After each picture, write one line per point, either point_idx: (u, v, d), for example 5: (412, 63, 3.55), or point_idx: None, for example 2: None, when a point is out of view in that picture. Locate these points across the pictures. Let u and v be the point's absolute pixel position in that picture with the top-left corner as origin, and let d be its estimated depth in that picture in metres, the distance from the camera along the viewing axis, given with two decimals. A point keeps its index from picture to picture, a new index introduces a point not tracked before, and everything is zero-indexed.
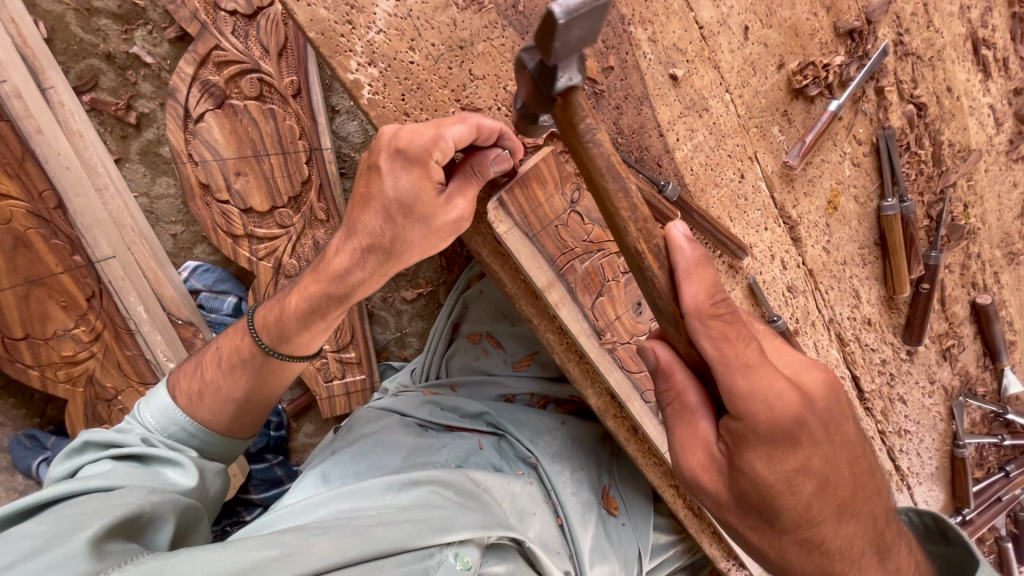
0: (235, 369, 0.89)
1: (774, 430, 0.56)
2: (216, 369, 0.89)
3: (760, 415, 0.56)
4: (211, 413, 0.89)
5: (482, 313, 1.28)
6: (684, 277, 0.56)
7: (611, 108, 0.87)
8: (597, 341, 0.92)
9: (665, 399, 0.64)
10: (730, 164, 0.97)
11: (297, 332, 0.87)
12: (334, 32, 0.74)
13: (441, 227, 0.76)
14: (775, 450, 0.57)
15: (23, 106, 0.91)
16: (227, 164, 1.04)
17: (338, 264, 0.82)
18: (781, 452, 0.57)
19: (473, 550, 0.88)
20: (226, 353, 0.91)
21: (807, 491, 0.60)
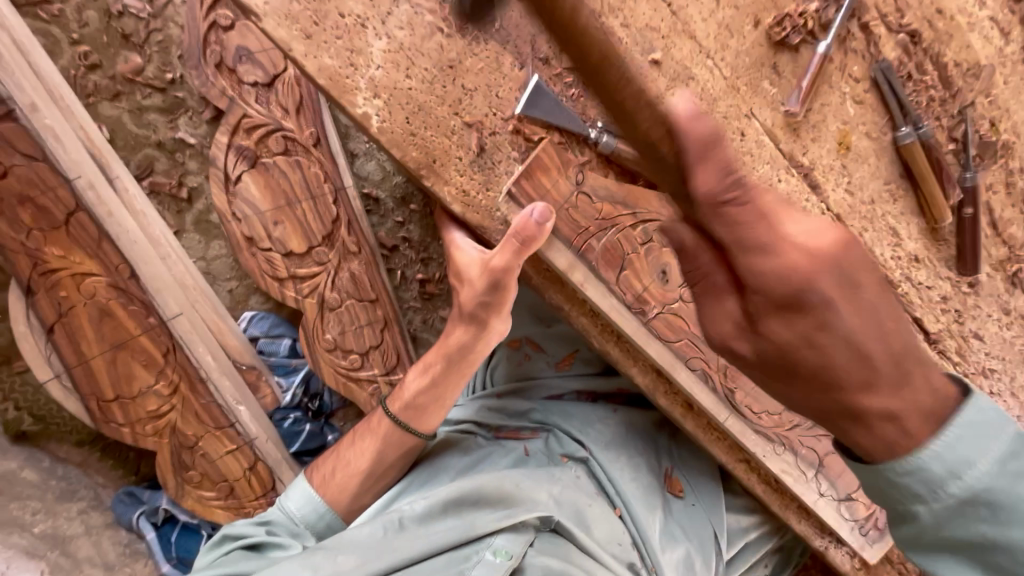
0: (366, 442, 0.98)
1: (783, 282, 0.60)
2: (352, 448, 0.98)
3: (771, 279, 0.60)
4: (345, 491, 0.96)
5: (518, 319, 1.27)
6: (696, 164, 0.57)
7: (599, 94, 0.91)
8: (629, 315, 0.94)
9: (693, 280, 0.68)
10: (728, 124, 0.97)
11: (428, 408, 0.97)
12: (340, 75, 0.81)
13: (499, 289, 0.88)
14: (788, 312, 0.61)
15: (97, 197, 1.04)
16: (266, 216, 1.15)
17: (453, 340, 0.95)
18: (790, 312, 0.61)
19: (508, 541, 0.89)
20: (360, 434, 1.00)
21: (838, 354, 0.61)
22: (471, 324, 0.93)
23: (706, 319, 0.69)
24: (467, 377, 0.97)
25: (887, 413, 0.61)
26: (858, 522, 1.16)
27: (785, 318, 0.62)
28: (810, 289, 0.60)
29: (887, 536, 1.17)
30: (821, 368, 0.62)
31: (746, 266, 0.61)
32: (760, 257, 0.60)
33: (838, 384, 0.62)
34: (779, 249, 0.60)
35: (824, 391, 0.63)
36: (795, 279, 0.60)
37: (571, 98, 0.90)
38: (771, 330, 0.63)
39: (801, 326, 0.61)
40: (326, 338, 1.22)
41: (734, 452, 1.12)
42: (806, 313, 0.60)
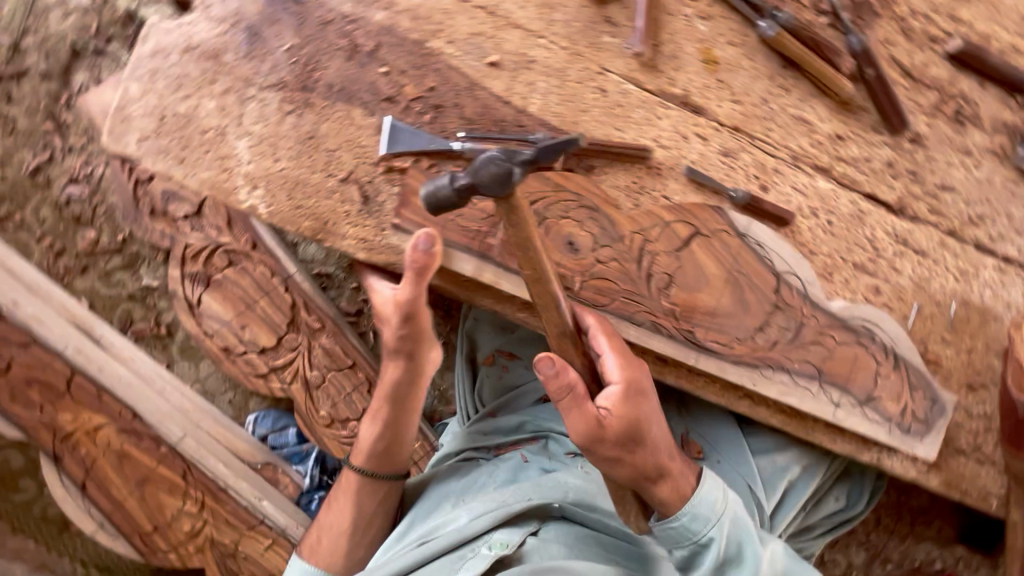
0: (343, 502, 1.06)
1: (630, 383, 0.84)
2: (333, 511, 1.07)
3: (619, 377, 0.85)
4: (337, 551, 1.05)
5: (487, 336, 1.29)
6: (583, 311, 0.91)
7: (451, 110, 0.97)
8: None
9: (561, 392, 0.79)
10: (584, 87, 1.01)
11: (388, 450, 1.05)
12: (219, 182, 0.92)
13: (413, 318, 0.92)
14: (631, 395, 0.83)
15: (86, 356, 1.19)
16: (233, 324, 1.27)
17: (389, 382, 1.02)
18: (634, 396, 0.84)
19: (505, 534, 0.97)
20: (337, 495, 1.08)
21: (651, 440, 0.84)
22: (394, 363, 1.00)
23: (571, 418, 0.80)
24: (414, 411, 1.05)
25: (680, 476, 0.87)
26: (896, 421, 1.06)
27: (630, 402, 0.83)
28: (643, 387, 0.85)
29: (935, 426, 1.07)
30: (649, 454, 0.84)
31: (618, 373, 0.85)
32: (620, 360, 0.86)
33: (659, 459, 0.85)
34: (629, 362, 0.86)
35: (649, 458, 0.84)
36: (636, 383, 0.85)
37: (427, 123, 0.96)
38: (628, 412, 0.82)
39: (642, 404, 0.84)
40: (321, 415, 1.29)
41: (734, 391, 1.05)
42: (643, 398, 0.84)
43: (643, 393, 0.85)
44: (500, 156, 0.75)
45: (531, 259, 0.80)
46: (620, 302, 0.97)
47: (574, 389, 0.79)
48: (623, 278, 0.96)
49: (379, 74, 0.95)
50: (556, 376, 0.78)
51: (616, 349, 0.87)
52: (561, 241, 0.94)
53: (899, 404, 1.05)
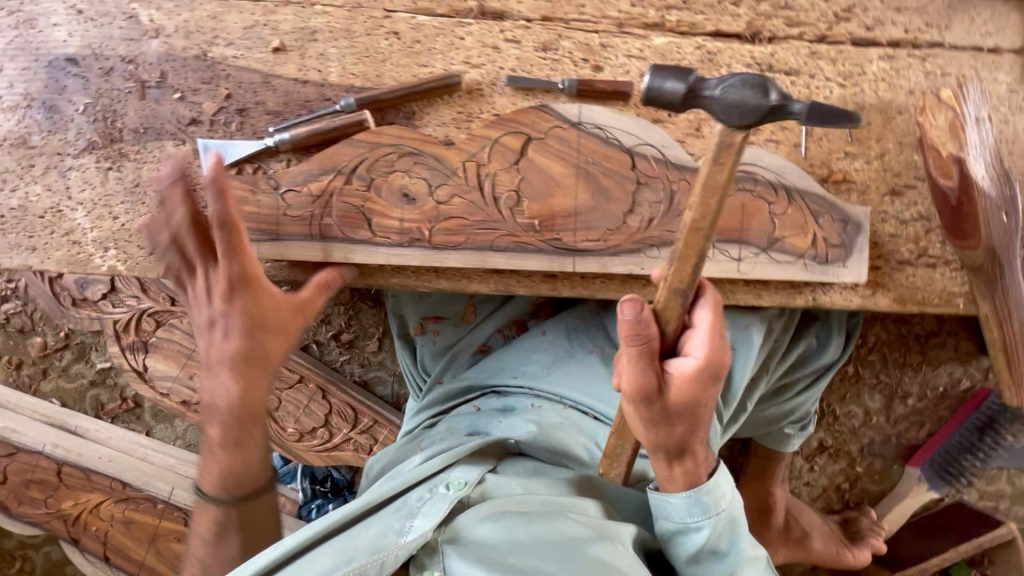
0: (215, 535, 0.82)
1: (709, 368, 0.67)
2: (207, 552, 0.82)
3: (699, 365, 0.67)
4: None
5: (411, 309, 1.31)
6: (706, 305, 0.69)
7: (255, 108, 0.97)
8: (411, 250, 0.94)
9: (641, 339, 0.64)
10: (376, 36, 0.98)
11: (248, 455, 0.83)
12: (73, 254, 0.96)
13: (235, 267, 0.78)
14: (702, 376, 0.67)
15: (66, 448, 1.31)
16: (181, 377, 1.33)
17: (222, 373, 0.81)
18: (705, 373, 0.67)
19: (464, 471, 0.86)
20: (209, 536, 0.82)
21: (689, 424, 0.72)
22: (219, 361, 0.81)
23: (631, 369, 0.67)
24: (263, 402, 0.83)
25: (688, 460, 0.76)
26: (812, 255, 1.00)
27: (695, 380, 0.67)
28: (720, 374, 0.69)
29: (857, 247, 1.00)
30: (686, 428, 0.72)
31: (704, 356, 0.67)
32: (717, 349, 0.67)
33: (683, 438, 0.73)
34: (720, 362, 0.68)
35: (678, 435, 0.72)
36: (715, 367, 0.68)
37: (238, 130, 0.96)
38: (684, 390, 0.68)
39: (708, 385, 0.69)
40: (290, 432, 1.37)
41: (634, 282, 1.01)
42: (714, 385, 0.69)
43: (717, 382, 0.69)
44: (749, 86, 0.57)
45: (698, 228, 0.63)
46: (478, 234, 0.95)
47: (647, 346, 0.64)
48: (472, 210, 0.94)
49: (176, 100, 0.96)
50: (642, 318, 0.63)
51: (714, 329, 0.68)
52: (395, 195, 0.93)
53: (808, 236, 0.99)
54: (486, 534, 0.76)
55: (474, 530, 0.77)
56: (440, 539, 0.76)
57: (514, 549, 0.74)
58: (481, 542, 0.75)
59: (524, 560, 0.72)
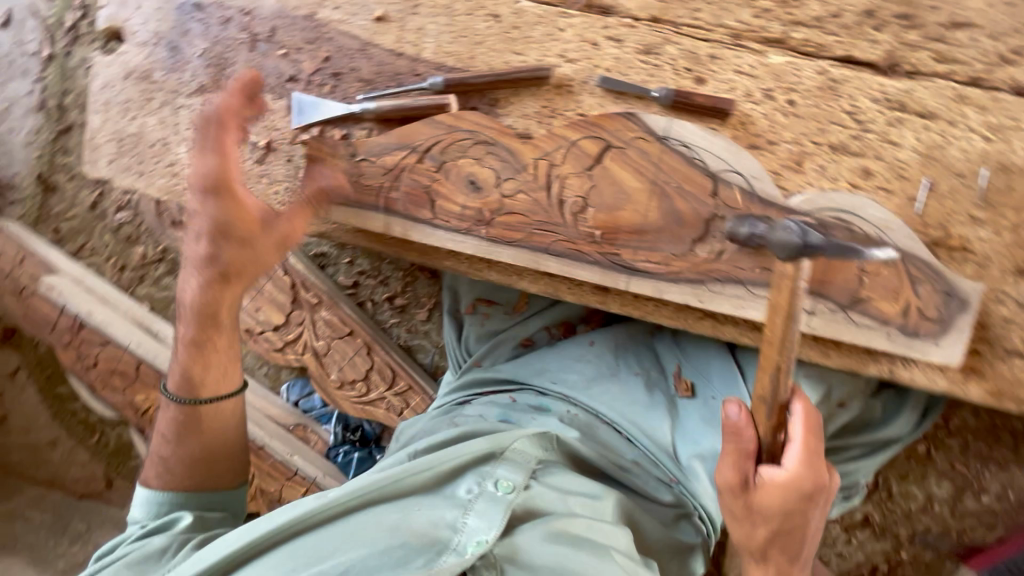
0: (184, 437, 0.96)
1: (794, 477, 0.80)
2: (171, 450, 0.97)
3: (785, 471, 0.80)
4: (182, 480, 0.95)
5: (467, 287, 1.32)
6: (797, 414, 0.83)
7: (348, 74, 0.99)
8: (468, 239, 0.96)
9: (731, 431, 0.84)
10: (475, 17, 0.96)
11: (206, 364, 0.97)
12: (172, 185, 1.06)
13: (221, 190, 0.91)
14: (790, 484, 0.80)
15: (145, 348, 1.46)
16: (249, 308, 1.46)
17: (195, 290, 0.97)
18: (792, 483, 0.80)
19: (511, 472, 0.86)
20: (170, 437, 0.97)
21: (772, 525, 0.83)
22: (194, 274, 0.97)
23: (723, 460, 0.85)
24: (227, 320, 0.98)
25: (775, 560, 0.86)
26: (897, 325, 0.90)
27: (786, 486, 0.80)
28: (809, 482, 0.80)
29: (958, 328, 0.88)
30: (772, 532, 0.83)
31: (792, 463, 0.81)
32: (803, 454, 0.81)
33: (772, 538, 0.84)
34: (811, 469, 0.81)
35: (771, 537, 0.83)
36: (801, 475, 0.80)
37: (329, 92, 1.00)
38: (771, 495, 0.81)
39: (794, 494, 0.80)
40: (332, 379, 1.45)
41: (691, 313, 0.96)
42: (806, 492, 0.81)
43: (808, 488, 0.81)
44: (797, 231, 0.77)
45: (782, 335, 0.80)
46: (537, 235, 0.93)
47: (740, 447, 0.83)
48: (537, 211, 0.93)
49: (279, 57, 1.01)
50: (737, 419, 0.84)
51: (808, 442, 0.81)
52: (462, 181, 0.94)
53: (898, 304, 0.89)
54: (535, 552, 0.78)
55: (532, 551, 0.79)
56: (496, 550, 0.78)
57: None
58: (532, 561, 0.78)
59: None
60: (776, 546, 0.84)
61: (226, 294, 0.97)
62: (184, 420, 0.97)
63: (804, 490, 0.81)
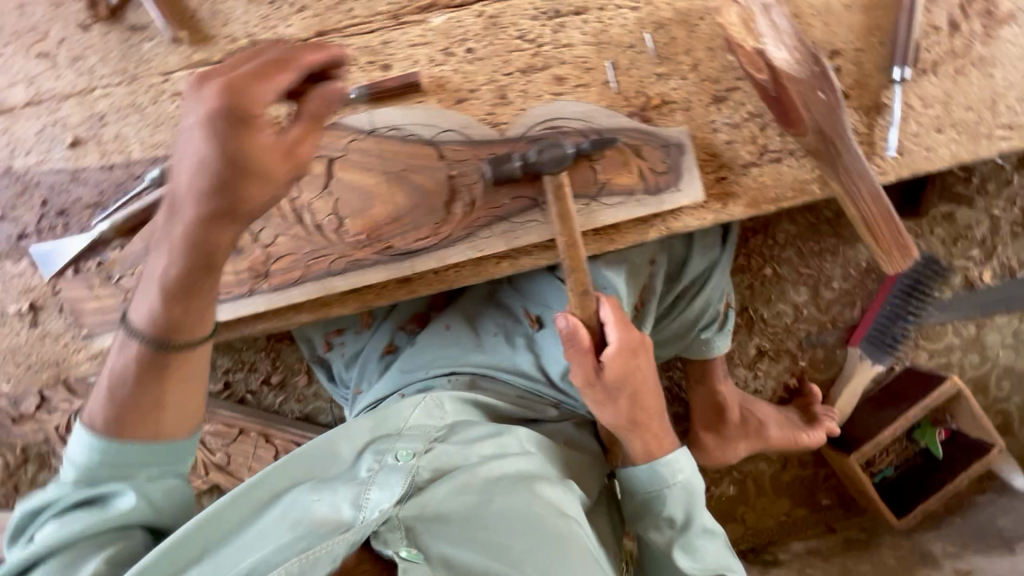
0: (154, 382, 0.82)
1: (624, 350, 0.95)
2: (140, 392, 0.82)
3: (617, 349, 0.95)
4: (149, 433, 0.82)
5: (317, 330, 1.36)
6: (603, 303, 0.97)
7: (73, 205, 0.99)
8: (252, 296, 0.96)
9: (568, 341, 0.95)
10: (161, 101, 0.98)
11: (149, 411, 0.82)
12: None
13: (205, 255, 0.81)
14: (625, 356, 0.95)
15: None
16: None
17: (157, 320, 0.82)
18: (626, 355, 0.95)
19: (409, 443, 0.92)
20: (143, 373, 0.82)
21: (629, 402, 0.97)
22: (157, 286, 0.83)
23: (574, 368, 0.95)
24: (163, 383, 0.82)
25: (645, 431, 0.99)
26: (640, 190, 1.01)
27: (625, 359, 0.95)
28: (637, 349, 0.97)
29: (686, 168, 1.01)
30: (633, 406, 0.97)
31: (620, 341, 0.95)
32: (623, 329, 0.96)
33: (635, 413, 0.98)
34: (632, 339, 0.96)
35: (635, 409, 0.98)
36: (630, 346, 0.96)
37: (65, 231, 1.00)
38: (618, 372, 0.95)
39: (631, 363, 0.96)
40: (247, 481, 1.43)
41: (490, 259, 1.00)
42: (638, 359, 0.97)
43: (639, 352, 0.97)
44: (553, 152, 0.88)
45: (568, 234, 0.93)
46: (316, 261, 0.96)
47: (583, 341, 0.94)
48: (302, 241, 0.96)
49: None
50: (567, 328, 0.95)
51: (619, 316, 0.98)
52: None
53: (631, 172, 1.00)
54: (438, 502, 0.85)
55: (436, 503, 0.85)
56: (402, 515, 0.83)
57: (473, 522, 0.83)
58: (436, 511, 0.84)
59: (489, 532, 0.82)
60: (639, 418, 0.98)
61: (161, 396, 0.82)
62: (145, 366, 0.82)
63: (635, 356, 0.96)
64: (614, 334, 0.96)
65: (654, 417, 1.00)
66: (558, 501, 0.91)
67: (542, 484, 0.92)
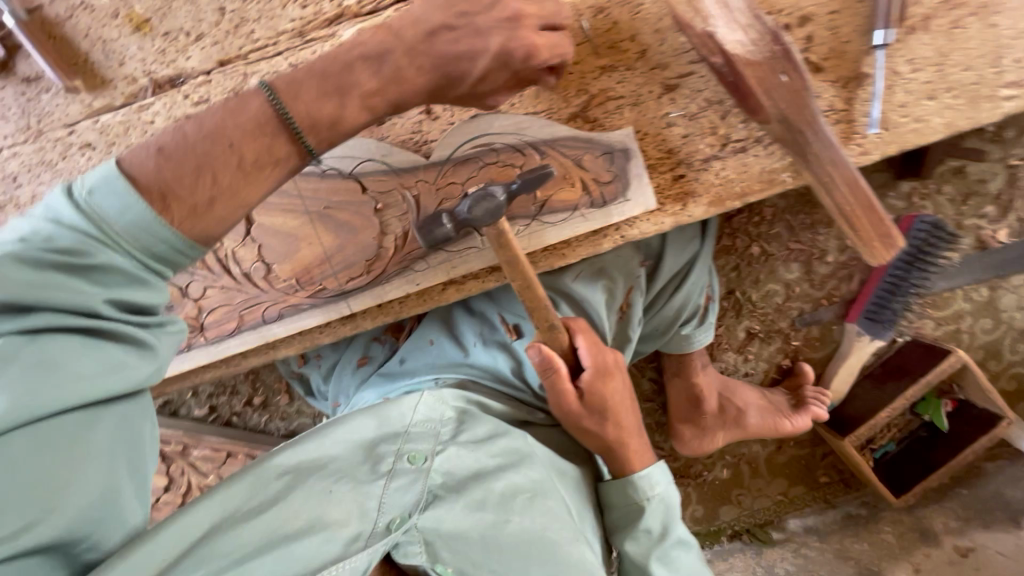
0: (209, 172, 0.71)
1: (600, 370, 0.93)
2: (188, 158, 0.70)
3: (593, 369, 0.93)
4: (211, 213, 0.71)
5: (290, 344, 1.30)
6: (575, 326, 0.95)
7: None
8: (199, 348, 0.94)
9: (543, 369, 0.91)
10: (68, 155, 0.92)
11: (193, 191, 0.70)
12: None
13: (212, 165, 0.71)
14: (602, 376, 0.93)
15: None
16: None
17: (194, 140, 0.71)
18: (603, 376, 0.94)
19: (421, 445, 0.87)
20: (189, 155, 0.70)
21: (610, 420, 0.95)
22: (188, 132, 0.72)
23: (553, 395, 0.92)
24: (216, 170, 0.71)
25: (629, 447, 0.97)
26: (584, 203, 0.94)
27: (602, 379, 0.93)
28: (613, 367, 0.95)
29: (633, 177, 0.93)
30: (615, 424, 0.95)
31: (595, 361, 0.93)
32: (597, 349, 0.94)
33: (617, 431, 0.96)
34: (607, 359, 0.95)
35: (617, 427, 0.95)
36: (605, 365, 0.94)
37: None
38: (598, 392, 0.93)
39: (608, 384, 0.94)
40: None
41: (437, 287, 0.95)
42: (614, 378, 0.95)
43: (616, 370, 0.96)
44: (481, 199, 0.81)
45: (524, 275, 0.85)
46: (259, 305, 0.93)
47: (561, 373, 0.90)
48: (244, 286, 0.92)
49: None
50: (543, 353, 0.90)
51: (590, 339, 0.95)
52: None
53: (573, 185, 0.93)
54: (453, 516, 0.83)
55: (451, 521, 0.83)
56: (421, 524, 0.83)
57: (483, 537, 0.82)
58: (451, 527, 0.83)
59: (496, 553, 0.81)
60: (621, 436, 0.96)
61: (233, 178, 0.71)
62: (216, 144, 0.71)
63: (612, 375, 0.95)
64: (589, 355, 0.93)
65: (635, 432, 0.99)
66: (558, 516, 0.87)
67: (544, 496, 0.88)
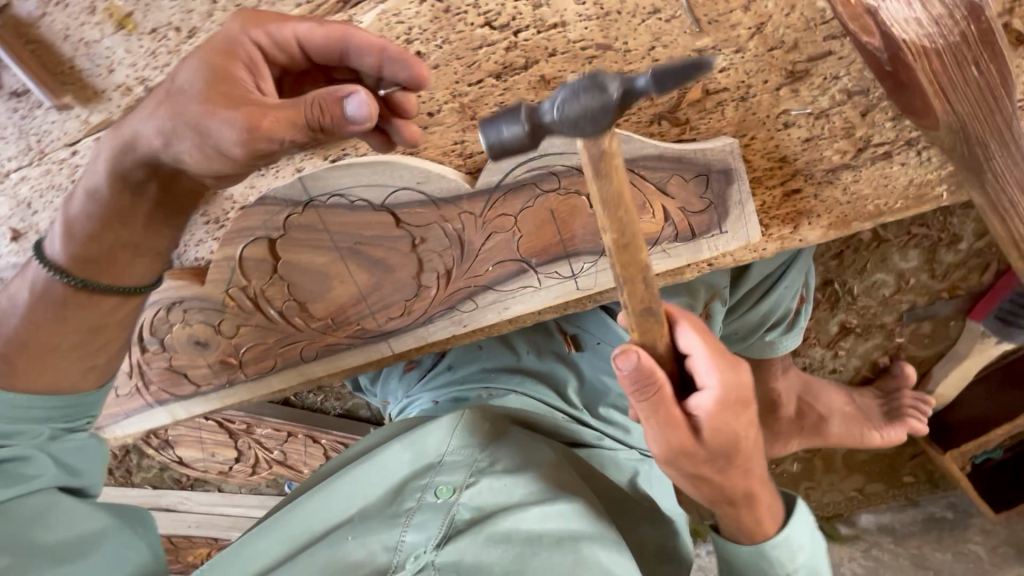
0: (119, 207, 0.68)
1: (729, 399, 0.60)
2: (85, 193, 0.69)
3: (719, 397, 0.60)
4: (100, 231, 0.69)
5: None
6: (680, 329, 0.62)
7: None
8: (241, 383, 0.91)
9: (648, 387, 0.58)
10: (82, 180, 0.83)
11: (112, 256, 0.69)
12: None
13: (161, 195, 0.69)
14: (730, 407, 0.60)
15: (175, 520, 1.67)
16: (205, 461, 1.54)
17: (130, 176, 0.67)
18: (733, 406, 0.61)
19: (450, 474, 0.73)
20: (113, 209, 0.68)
21: (734, 473, 0.64)
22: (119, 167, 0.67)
23: (653, 435, 0.60)
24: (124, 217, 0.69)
25: (755, 503, 0.67)
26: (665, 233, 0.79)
27: (732, 413, 0.61)
28: (745, 391, 0.62)
29: (728, 201, 0.76)
30: (740, 477, 0.64)
31: (721, 382, 0.60)
32: (721, 361, 0.61)
33: (742, 486, 0.65)
34: (736, 379, 0.61)
35: (741, 478, 0.64)
36: (733, 393, 0.61)
37: None
38: (724, 429, 0.60)
39: (736, 420, 0.61)
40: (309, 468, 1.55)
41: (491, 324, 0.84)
42: (745, 410, 0.63)
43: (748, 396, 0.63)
44: (584, 91, 0.49)
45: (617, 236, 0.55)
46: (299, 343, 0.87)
47: (668, 397, 0.58)
48: (279, 323, 0.85)
49: None
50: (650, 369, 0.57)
51: (711, 346, 0.62)
52: (188, 345, 0.87)
53: (652, 211, 0.77)
54: (476, 550, 0.65)
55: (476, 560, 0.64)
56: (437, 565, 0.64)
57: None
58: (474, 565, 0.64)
59: None
60: (745, 490, 0.66)
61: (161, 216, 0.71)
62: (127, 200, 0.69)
63: (743, 407, 0.62)
64: (709, 378, 0.60)
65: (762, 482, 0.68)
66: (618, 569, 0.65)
67: (601, 544, 0.67)
